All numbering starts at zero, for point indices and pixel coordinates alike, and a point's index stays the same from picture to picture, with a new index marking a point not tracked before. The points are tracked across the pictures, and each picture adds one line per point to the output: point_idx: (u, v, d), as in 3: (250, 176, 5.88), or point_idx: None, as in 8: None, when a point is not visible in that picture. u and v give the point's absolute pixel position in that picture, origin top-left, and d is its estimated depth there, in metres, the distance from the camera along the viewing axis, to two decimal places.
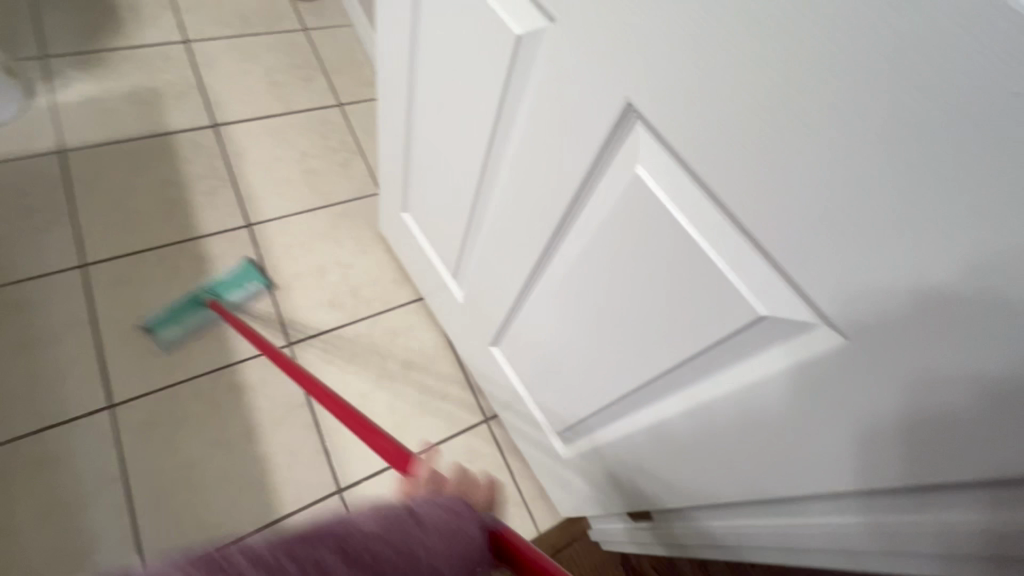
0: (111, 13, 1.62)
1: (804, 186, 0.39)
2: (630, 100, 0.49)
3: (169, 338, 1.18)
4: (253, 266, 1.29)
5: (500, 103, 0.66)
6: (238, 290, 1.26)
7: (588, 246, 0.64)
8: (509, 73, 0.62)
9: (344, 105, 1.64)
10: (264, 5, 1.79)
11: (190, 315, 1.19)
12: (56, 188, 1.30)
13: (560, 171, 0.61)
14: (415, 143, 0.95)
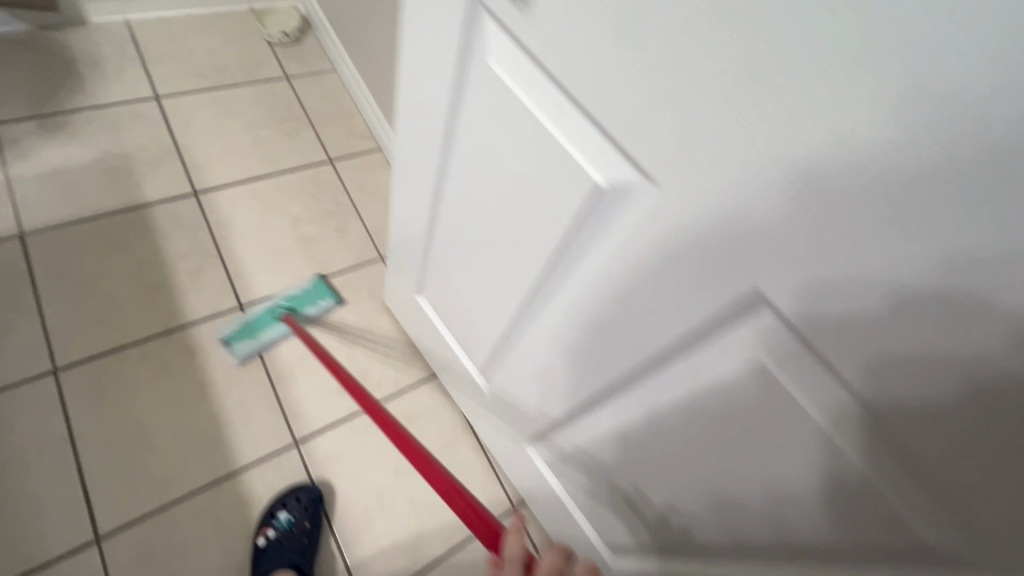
0: (70, 69, 1.46)
1: (999, 437, 0.36)
2: (757, 291, 0.45)
3: (247, 347, 1.18)
4: (324, 283, 1.31)
5: (563, 241, 0.59)
6: (312, 305, 1.28)
7: (678, 401, 0.60)
8: (579, 219, 0.55)
9: (335, 161, 1.53)
10: (240, 52, 1.65)
11: (268, 327, 1.21)
12: (19, 279, 1.15)
13: (648, 328, 0.56)
14: (438, 242, 0.86)
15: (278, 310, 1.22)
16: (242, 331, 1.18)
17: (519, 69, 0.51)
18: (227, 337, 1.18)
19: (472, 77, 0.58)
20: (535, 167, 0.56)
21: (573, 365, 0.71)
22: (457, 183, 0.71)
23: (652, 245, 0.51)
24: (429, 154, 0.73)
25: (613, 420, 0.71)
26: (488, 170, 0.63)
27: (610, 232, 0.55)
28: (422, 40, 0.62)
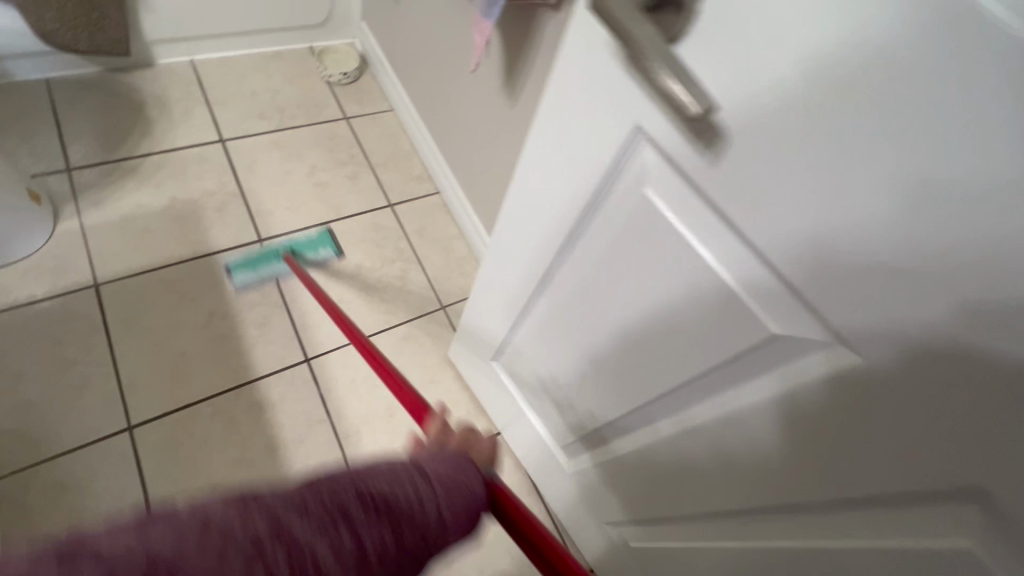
0: (139, 112, 1.48)
1: None
2: (980, 488, 0.40)
3: (245, 278, 1.27)
4: (328, 234, 1.39)
5: (723, 369, 0.56)
6: (314, 251, 1.36)
7: (830, 555, 0.55)
8: (754, 353, 0.53)
9: (395, 205, 1.52)
10: (301, 92, 1.66)
11: (267, 265, 1.29)
12: (93, 332, 1.16)
13: (817, 478, 0.52)
14: (530, 328, 0.84)
15: (280, 250, 1.30)
16: (242, 263, 1.27)
17: (688, 206, 0.49)
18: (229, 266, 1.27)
19: (631, 200, 0.54)
20: (706, 296, 0.53)
21: (697, 479, 0.67)
22: (574, 283, 0.69)
23: (833, 397, 0.48)
24: (541, 250, 0.71)
25: (736, 546, 0.66)
26: (634, 285, 0.60)
27: (782, 369, 0.52)
28: (553, 152, 0.59)
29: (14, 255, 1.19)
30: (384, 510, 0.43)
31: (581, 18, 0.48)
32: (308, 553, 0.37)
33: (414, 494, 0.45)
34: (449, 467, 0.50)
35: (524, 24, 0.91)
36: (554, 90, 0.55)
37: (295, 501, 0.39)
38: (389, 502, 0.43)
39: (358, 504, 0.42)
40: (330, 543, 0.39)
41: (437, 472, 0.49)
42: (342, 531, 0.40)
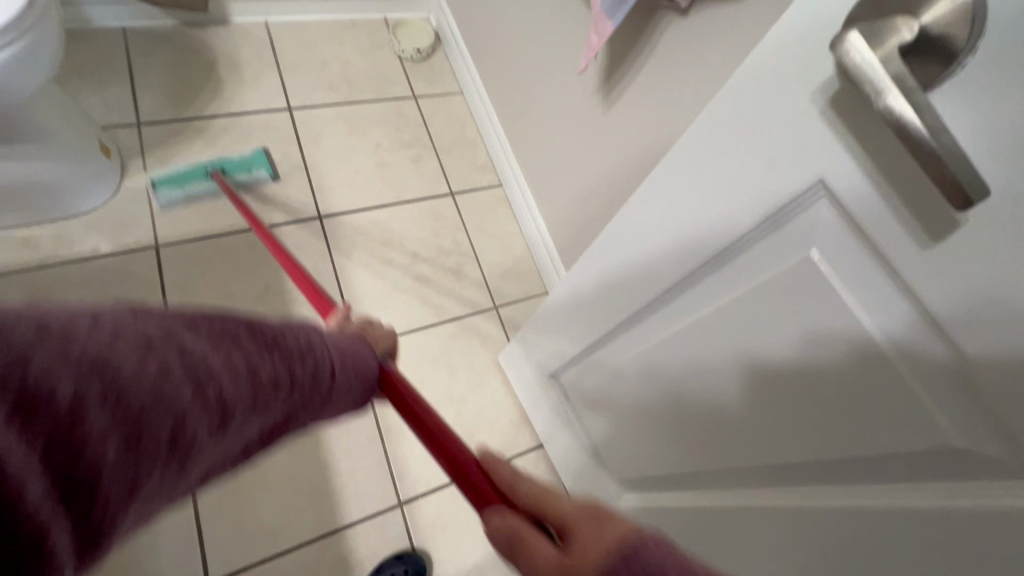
0: (211, 70, 1.45)
1: None
2: None
3: (172, 195, 1.22)
4: (261, 153, 1.32)
5: (879, 460, 0.46)
6: (245, 171, 1.29)
7: None
8: (927, 452, 0.42)
9: (457, 194, 1.47)
10: (371, 65, 1.60)
11: (195, 181, 1.23)
12: (152, 294, 1.15)
13: None
14: (616, 351, 0.79)
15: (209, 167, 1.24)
16: (167, 179, 1.20)
17: (861, 281, 0.42)
18: (154, 180, 1.21)
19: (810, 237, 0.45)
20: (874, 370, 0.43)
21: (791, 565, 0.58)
22: (684, 321, 0.63)
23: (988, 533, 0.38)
24: (665, 270, 0.62)
25: None
26: (782, 337, 0.51)
27: (933, 482, 0.43)
28: (698, 178, 0.53)
29: (83, 208, 1.18)
30: (279, 349, 0.38)
31: (778, 39, 0.41)
32: (206, 364, 0.31)
33: (305, 342, 0.42)
34: (345, 342, 0.51)
35: (638, 26, 0.83)
36: (715, 112, 0.49)
37: (186, 316, 0.32)
38: (281, 341, 0.39)
39: (251, 332, 0.36)
40: (226, 357, 0.33)
41: (353, 347, 0.51)
42: (241, 352, 0.34)
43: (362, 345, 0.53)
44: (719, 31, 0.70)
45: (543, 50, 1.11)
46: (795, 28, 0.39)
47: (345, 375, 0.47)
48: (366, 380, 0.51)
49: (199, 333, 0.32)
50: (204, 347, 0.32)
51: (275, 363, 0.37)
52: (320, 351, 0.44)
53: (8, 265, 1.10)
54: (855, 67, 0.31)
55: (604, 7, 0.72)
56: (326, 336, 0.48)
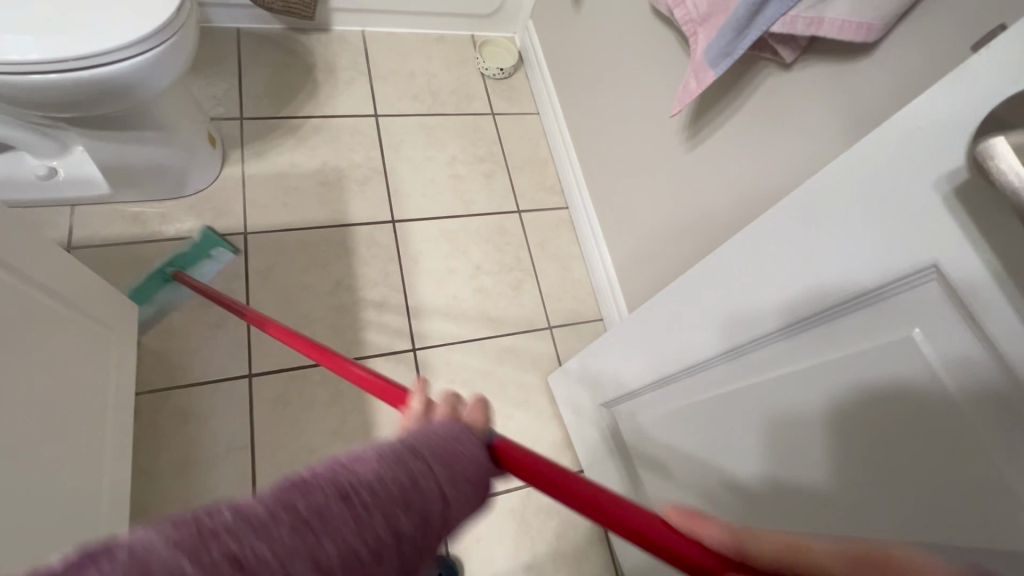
0: (310, 73, 1.55)
1: None
2: None
3: (145, 315, 1.15)
4: (212, 232, 1.22)
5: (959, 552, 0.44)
6: (202, 260, 1.21)
7: None
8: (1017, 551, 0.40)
9: (524, 212, 1.50)
10: (456, 79, 1.66)
11: (160, 291, 1.16)
12: (236, 278, 1.24)
13: None
14: (674, 396, 0.80)
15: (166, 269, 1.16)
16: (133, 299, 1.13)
17: (963, 367, 0.42)
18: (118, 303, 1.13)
19: (905, 315, 0.46)
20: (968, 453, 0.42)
21: None
22: (757, 377, 0.64)
23: None
24: (741, 326, 0.64)
25: None
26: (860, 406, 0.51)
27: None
28: (788, 246, 0.55)
29: (186, 191, 1.29)
30: (380, 510, 0.33)
31: (904, 125, 0.42)
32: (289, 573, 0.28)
33: (406, 480, 0.35)
34: (443, 441, 0.41)
35: (735, 73, 0.84)
36: (821, 181, 0.50)
37: (267, 512, 0.29)
38: (373, 495, 0.33)
39: (341, 505, 0.31)
40: (306, 557, 0.28)
41: (446, 438, 0.42)
42: (325, 539, 0.30)
43: (455, 429, 0.44)
44: (824, 88, 0.70)
45: (631, 85, 1.13)
46: (925, 119, 0.41)
47: (464, 483, 0.40)
48: (477, 478, 0.41)
49: (277, 537, 0.28)
50: (277, 558, 0.28)
51: (372, 526, 0.32)
52: (428, 482, 0.37)
53: (119, 236, 1.22)
54: (994, 171, 0.32)
55: (709, 58, 0.75)
56: (412, 440, 0.40)
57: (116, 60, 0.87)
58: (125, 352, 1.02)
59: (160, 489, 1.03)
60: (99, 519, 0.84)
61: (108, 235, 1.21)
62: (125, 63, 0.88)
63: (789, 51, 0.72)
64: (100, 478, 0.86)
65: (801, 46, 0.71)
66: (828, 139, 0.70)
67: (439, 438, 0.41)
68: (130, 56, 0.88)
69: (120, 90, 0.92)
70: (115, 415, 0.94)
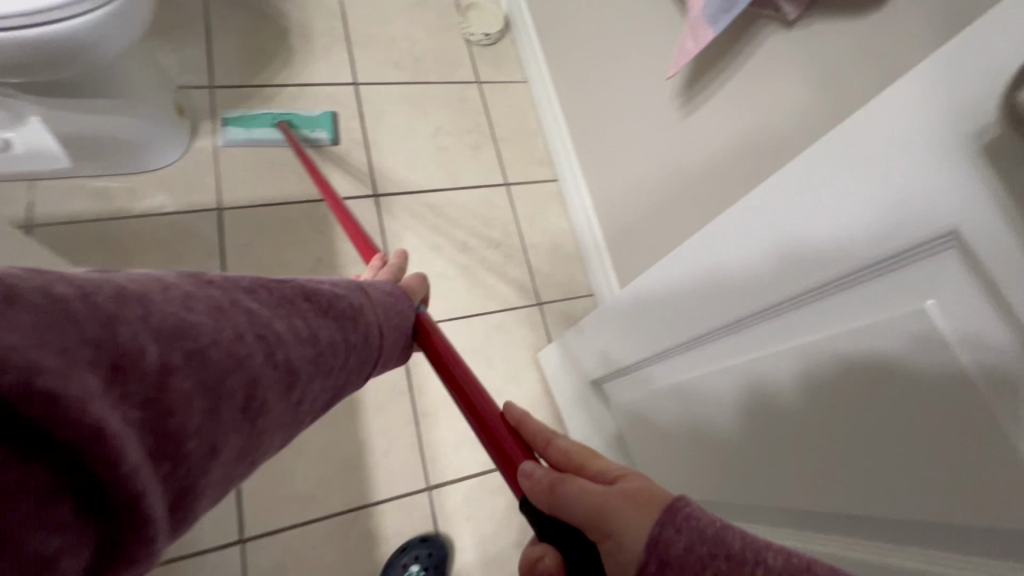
0: (284, 38, 1.46)
1: None
2: None
3: (236, 133, 1.28)
4: (330, 117, 1.38)
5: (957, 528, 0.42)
6: (309, 130, 1.34)
7: None
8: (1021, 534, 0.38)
9: (511, 186, 1.45)
10: (439, 45, 1.58)
11: (259, 128, 1.30)
12: (211, 256, 1.18)
13: None
14: (665, 373, 0.78)
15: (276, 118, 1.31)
16: (239, 118, 1.29)
17: (977, 345, 0.39)
18: (226, 118, 1.30)
19: (913, 287, 0.44)
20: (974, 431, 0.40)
21: None
22: (755, 352, 0.62)
23: None
24: (736, 300, 0.61)
25: None
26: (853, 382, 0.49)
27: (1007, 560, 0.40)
28: (796, 213, 0.52)
29: (153, 166, 1.22)
30: (321, 317, 0.44)
31: (938, 75, 0.39)
32: (269, 326, 0.37)
33: (357, 312, 0.49)
34: (388, 301, 0.57)
35: (734, 34, 0.80)
36: (831, 142, 0.48)
37: (249, 286, 0.39)
38: (334, 308, 0.46)
39: (305, 299, 0.43)
40: (277, 326, 0.38)
41: (390, 297, 0.58)
42: (296, 319, 0.41)
43: (396, 293, 0.60)
44: (831, 47, 0.66)
45: (623, 49, 1.08)
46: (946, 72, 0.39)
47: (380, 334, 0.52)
48: (401, 331, 0.57)
49: (262, 304, 0.38)
50: (263, 313, 0.37)
51: (327, 330, 0.44)
52: (372, 321, 0.51)
53: (84, 213, 1.15)
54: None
55: (707, 14, 0.70)
56: (368, 290, 0.55)
57: (66, 18, 0.80)
58: None
59: None
60: None
61: (72, 212, 1.15)
62: (77, 22, 0.81)
63: (792, 7, 0.68)
64: None
65: (806, 1, 0.67)
66: (836, 101, 0.66)
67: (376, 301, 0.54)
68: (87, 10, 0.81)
69: (76, 51, 0.85)
70: None
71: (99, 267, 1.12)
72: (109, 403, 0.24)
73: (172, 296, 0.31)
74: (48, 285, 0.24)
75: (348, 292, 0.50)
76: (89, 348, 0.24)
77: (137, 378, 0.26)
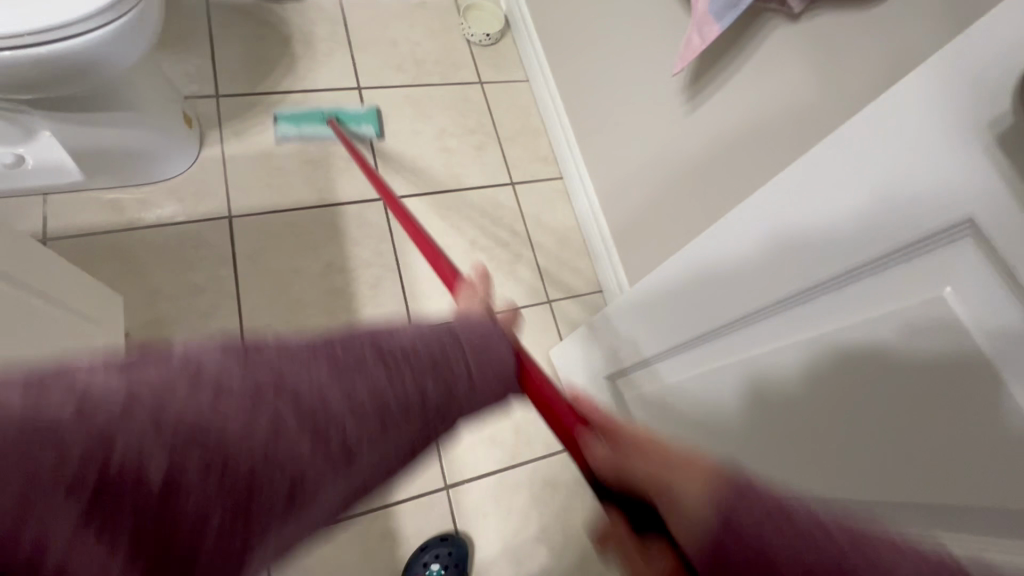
0: (287, 45, 1.47)
1: None
2: None
3: (287, 132, 1.34)
4: (376, 114, 1.42)
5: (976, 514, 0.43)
6: (356, 125, 1.40)
7: None
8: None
9: (517, 184, 1.46)
10: (441, 47, 1.59)
11: (310, 124, 1.35)
12: (224, 264, 1.20)
13: None
14: (671, 372, 0.78)
15: (325, 114, 1.36)
16: (288, 116, 1.34)
17: (1001, 330, 0.40)
18: (276, 117, 1.35)
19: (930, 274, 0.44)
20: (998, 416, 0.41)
21: None
22: (763, 346, 0.62)
23: None
24: (749, 293, 0.62)
25: None
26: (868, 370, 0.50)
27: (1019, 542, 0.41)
28: (809, 206, 0.53)
29: (163, 175, 1.23)
30: (406, 365, 0.47)
31: (949, 64, 0.40)
32: (320, 402, 0.42)
33: (433, 356, 0.49)
34: (476, 338, 0.53)
35: (737, 29, 0.81)
36: (844, 133, 0.49)
37: (304, 352, 0.43)
38: (405, 364, 0.47)
39: (376, 359, 0.46)
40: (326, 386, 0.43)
41: (484, 336, 0.53)
42: (359, 382, 0.44)
43: (495, 330, 0.55)
44: (837, 40, 0.67)
45: (626, 46, 1.08)
46: (956, 65, 0.39)
47: (484, 376, 0.52)
48: (505, 373, 0.53)
49: (322, 368, 0.43)
50: (317, 379, 0.43)
51: (399, 385, 0.46)
52: (458, 369, 0.50)
53: (97, 225, 1.17)
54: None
55: (713, 9, 0.71)
56: (457, 325, 0.53)
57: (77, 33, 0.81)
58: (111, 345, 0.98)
59: None
60: None
61: (85, 225, 1.16)
62: (88, 34, 0.82)
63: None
64: None
65: None
66: (846, 92, 0.67)
67: (478, 330, 0.54)
68: (99, 23, 0.82)
69: (89, 66, 0.86)
70: None
71: (113, 279, 1.14)
72: (80, 548, 0.32)
73: (202, 386, 0.38)
74: (28, 404, 0.32)
75: (430, 334, 0.50)
76: (61, 482, 0.32)
77: (105, 480, 0.34)
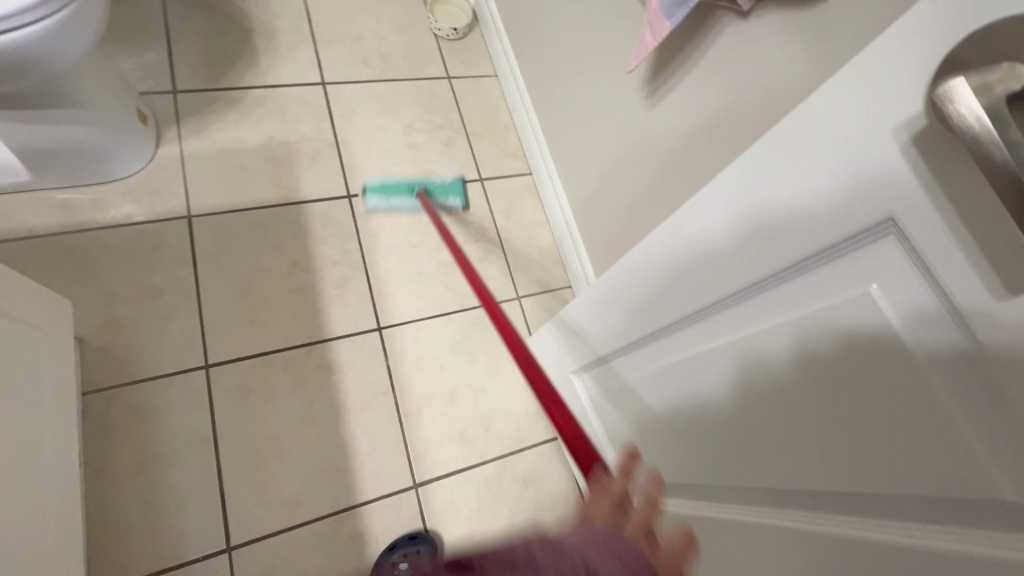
0: (247, 39, 1.43)
1: None
2: None
3: (377, 204, 1.32)
4: (460, 185, 1.38)
5: (905, 496, 0.45)
6: (444, 197, 1.36)
7: None
8: (962, 496, 0.41)
9: (486, 181, 1.45)
10: (407, 41, 1.57)
11: (399, 197, 1.32)
12: (184, 265, 1.17)
13: None
14: (641, 361, 0.80)
15: (415, 187, 1.33)
16: (379, 188, 1.31)
17: (914, 321, 0.42)
18: (366, 187, 1.32)
19: (858, 270, 0.46)
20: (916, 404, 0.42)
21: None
22: (722, 337, 0.63)
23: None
24: (703, 289, 0.63)
25: None
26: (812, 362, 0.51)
27: (959, 527, 0.42)
28: (753, 204, 0.54)
29: (119, 174, 1.19)
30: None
31: (867, 67, 0.41)
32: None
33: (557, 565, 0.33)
34: (604, 541, 0.37)
35: (692, 26, 0.81)
36: (778, 135, 0.50)
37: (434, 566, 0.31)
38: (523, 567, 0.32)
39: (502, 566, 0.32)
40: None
41: (613, 551, 0.36)
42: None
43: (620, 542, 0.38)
44: (783, 39, 0.68)
45: (588, 41, 1.08)
46: (870, 67, 0.41)
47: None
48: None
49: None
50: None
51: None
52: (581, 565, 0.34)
53: (48, 227, 1.13)
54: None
55: (664, 7, 0.71)
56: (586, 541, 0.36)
57: (25, 25, 0.78)
58: (62, 352, 0.95)
59: (119, 491, 0.99)
60: (50, 529, 0.80)
61: (34, 227, 1.12)
62: (36, 26, 0.79)
63: None
64: (47, 481, 0.82)
65: None
66: (795, 88, 0.68)
67: (609, 543, 0.37)
68: (47, 14, 0.79)
69: (36, 59, 0.83)
70: (59, 419, 0.89)
71: (66, 282, 1.10)
72: None
73: None
74: None
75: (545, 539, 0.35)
76: None
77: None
